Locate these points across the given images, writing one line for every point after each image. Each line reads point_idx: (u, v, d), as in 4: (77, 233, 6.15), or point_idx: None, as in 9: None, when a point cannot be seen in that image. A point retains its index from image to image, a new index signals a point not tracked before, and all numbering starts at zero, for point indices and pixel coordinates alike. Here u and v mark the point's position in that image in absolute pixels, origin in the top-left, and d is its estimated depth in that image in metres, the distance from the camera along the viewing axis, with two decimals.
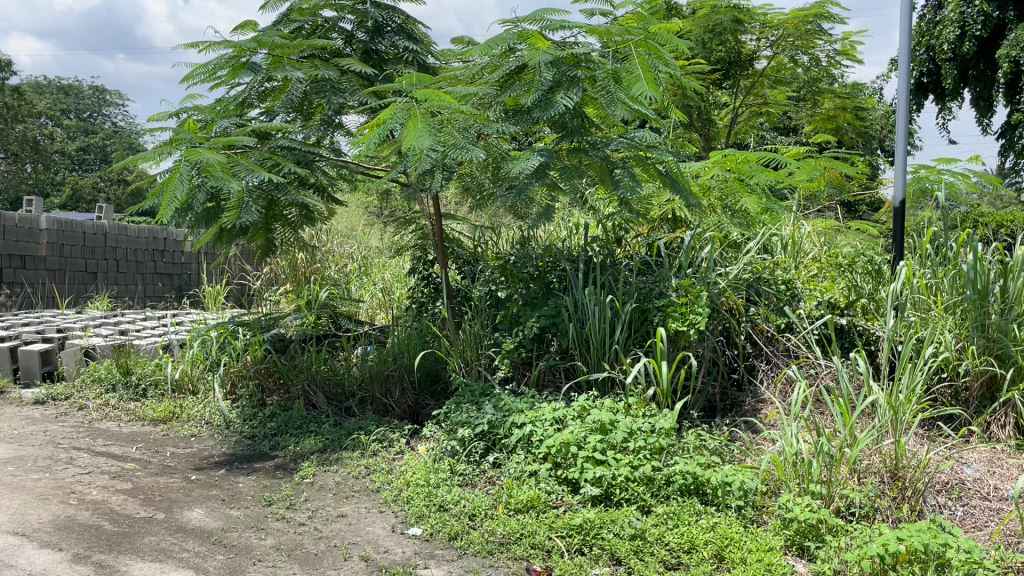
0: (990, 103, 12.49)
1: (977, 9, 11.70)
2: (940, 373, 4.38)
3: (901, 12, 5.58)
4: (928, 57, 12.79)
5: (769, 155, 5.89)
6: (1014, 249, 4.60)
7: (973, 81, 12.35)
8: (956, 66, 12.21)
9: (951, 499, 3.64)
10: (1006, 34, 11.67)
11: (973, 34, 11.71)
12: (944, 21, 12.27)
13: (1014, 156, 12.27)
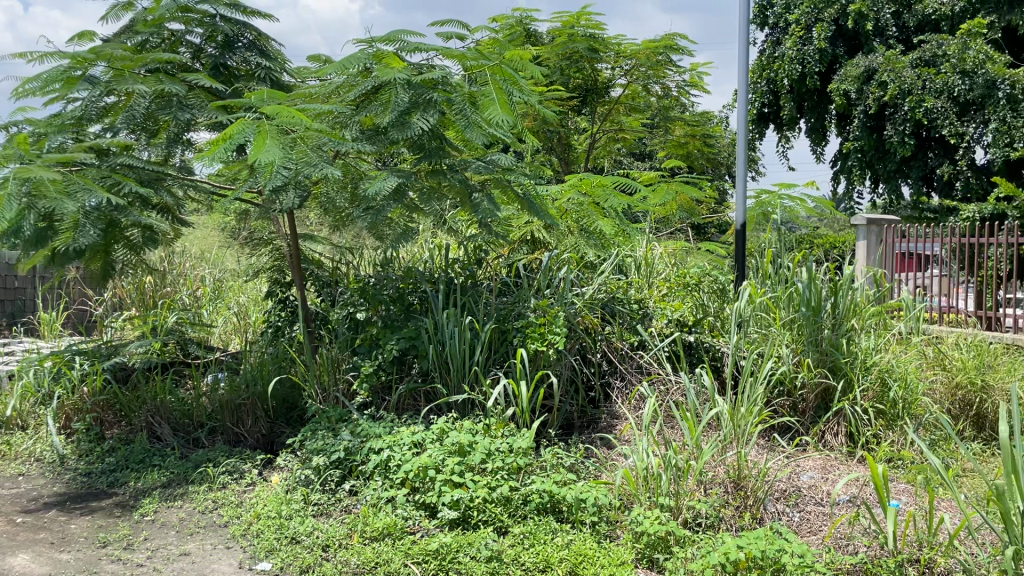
0: (823, 134, 13.59)
1: (815, 48, 12.49)
2: (779, 386, 4.62)
3: (739, 48, 5.93)
4: (768, 89, 13.61)
5: (623, 180, 6.14)
6: (843, 268, 4.94)
7: (809, 112, 13.40)
8: (793, 98, 13.18)
9: (789, 506, 3.84)
10: (839, 68, 12.78)
11: (813, 71, 12.64)
12: (782, 57, 13.06)
13: (846, 181, 13.31)
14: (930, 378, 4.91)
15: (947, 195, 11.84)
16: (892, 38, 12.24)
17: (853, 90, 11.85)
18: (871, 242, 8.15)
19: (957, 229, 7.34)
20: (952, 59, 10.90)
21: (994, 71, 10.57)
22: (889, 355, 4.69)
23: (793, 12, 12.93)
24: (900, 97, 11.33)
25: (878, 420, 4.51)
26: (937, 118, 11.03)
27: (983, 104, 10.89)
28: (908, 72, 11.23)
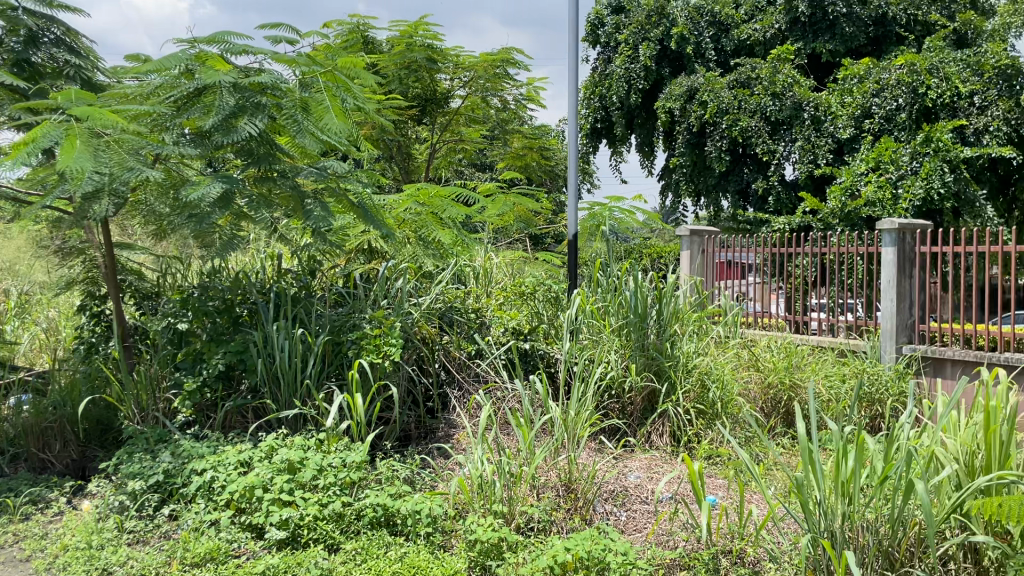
0: (652, 149, 14.27)
1: (641, 66, 13.20)
2: (609, 390, 4.80)
3: (568, 67, 6.13)
4: (601, 106, 14.24)
5: (461, 191, 6.22)
6: (667, 276, 5.19)
7: (639, 129, 14.09)
8: (624, 114, 13.80)
9: (616, 506, 3.97)
10: (664, 87, 13.49)
11: (638, 87, 13.35)
12: (613, 75, 13.73)
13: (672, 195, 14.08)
14: (745, 378, 5.25)
15: (759, 208, 12.43)
16: (711, 61, 13.04)
17: (677, 108, 12.57)
18: (694, 251, 8.64)
19: (770, 240, 7.86)
20: (765, 82, 11.80)
21: (800, 94, 11.56)
22: (708, 359, 4.99)
23: (622, 32, 13.60)
24: (718, 115, 12.08)
25: (699, 419, 4.78)
26: (752, 137, 11.82)
27: (791, 124, 11.77)
28: (726, 92, 11.98)
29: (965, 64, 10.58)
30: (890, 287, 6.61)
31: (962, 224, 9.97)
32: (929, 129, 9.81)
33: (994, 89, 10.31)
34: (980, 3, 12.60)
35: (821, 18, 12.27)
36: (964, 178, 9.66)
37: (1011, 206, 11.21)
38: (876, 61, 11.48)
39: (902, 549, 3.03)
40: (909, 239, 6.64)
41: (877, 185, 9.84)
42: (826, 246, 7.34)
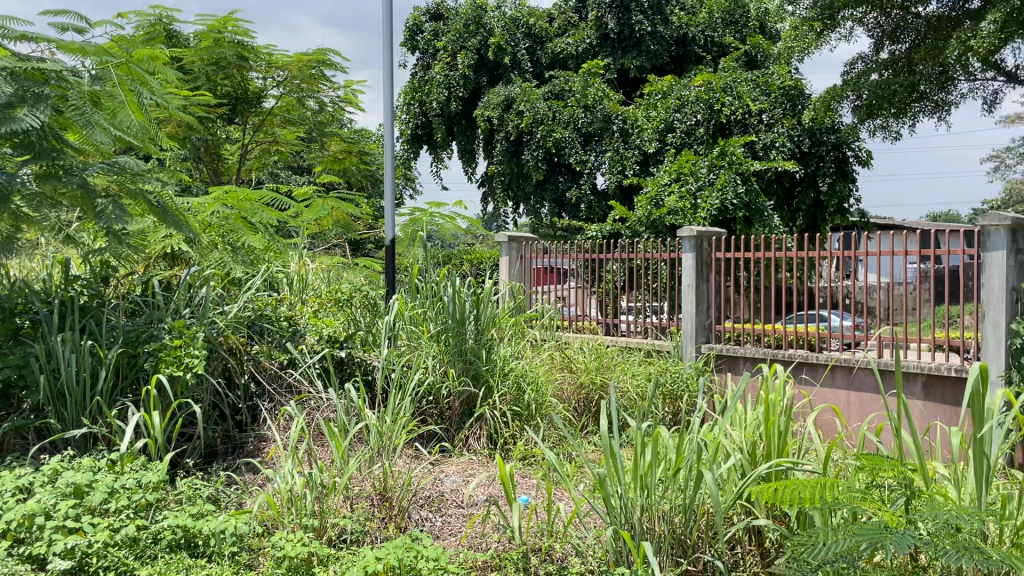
0: (473, 155, 14.40)
1: (459, 74, 13.41)
2: (427, 396, 4.76)
3: (384, 71, 6.07)
4: (420, 112, 14.28)
5: (273, 195, 6.08)
6: (485, 281, 5.24)
7: (458, 135, 14.25)
8: (444, 121, 13.92)
9: (432, 511, 3.96)
10: (481, 96, 13.70)
11: (457, 95, 13.53)
12: (432, 81, 13.81)
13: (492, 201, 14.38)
14: (560, 380, 5.45)
15: (573, 216, 12.85)
16: (528, 71, 13.50)
17: (495, 116, 12.82)
18: (512, 257, 8.90)
19: (583, 246, 8.20)
20: (577, 94, 12.30)
21: (609, 107, 12.13)
22: (523, 362, 5.14)
23: (441, 39, 13.75)
24: (534, 125, 12.45)
25: (514, 421, 4.87)
26: (565, 148, 12.29)
27: (601, 136, 12.30)
28: (541, 104, 12.36)
29: (755, 84, 11.48)
30: (690, 291, 7.06)
31: (753, 232, 10.81)
32: (723, 143, 10.65)
33: (778, 109, 11.29)
34: (768, 28, 13.75)
35: (628, 35, 12.93)
36: (755, 190, 10.51)
37: (793, 220, 11.88)
38: (678, 78, 12.27)
39: (693, 536, 3.24)
40: (707, 245, 7.12)
41: (679, 196, 10.52)
42: (634, 252, 7.73)
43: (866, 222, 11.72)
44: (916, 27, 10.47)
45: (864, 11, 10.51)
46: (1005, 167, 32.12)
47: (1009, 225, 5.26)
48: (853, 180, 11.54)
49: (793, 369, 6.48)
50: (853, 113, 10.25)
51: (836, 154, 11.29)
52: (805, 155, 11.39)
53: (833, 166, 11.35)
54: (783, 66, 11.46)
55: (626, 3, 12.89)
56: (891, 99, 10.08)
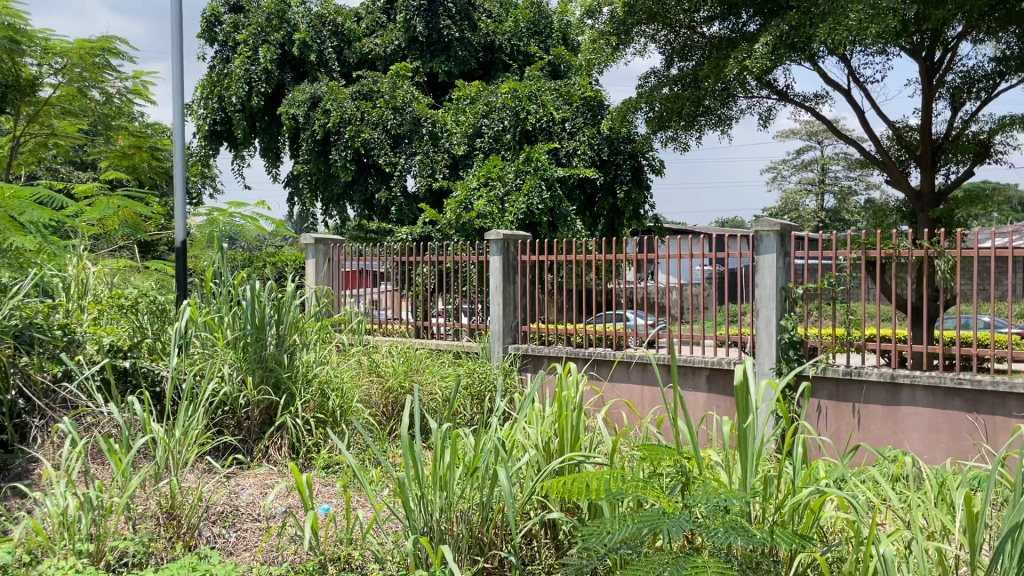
0: (277, 154, 13.95)
1: (262, 68, 12.95)
2: (222, 407, 4.56)
3: (172, 67, 5.85)
4: (220, 107, 13.60)
5: (47, 192, 5.61)
6: (288, 284, 5.01)
7: (261, 133, 13.73)
8: (245, 117, 13.36)
9: (225, 527, 3.77)
10: (286, 93, 13.28)
11: (259, 90, 13.04)
12: (232, 75, 13.21)
13: (299, 203, 14.00)
14: (367, 385, 5.39)
15: (382, 217, 12.75)
16: (334, 71, 13.30)
17: (300, 114, 12.47)
18: (320, 260, 8.73)
19: (394, 249, 8.19)
20: (385, 95, 12.22)
21: (418, 109, 12.14)
22: (328, 367, 5.03)
23: (242, 32, 13.22)
24: (341, 125, 12.24)
25: (317, 428, 4.76)
26: (374, 148, 12.15)
27: (410, 138, 12.32)
28: (348, 103, 12.20)
29: (558, 93, 11.94)
30: (497, 293, 7.21)
31: (557, 236, 11.21)
32: (529, 149, 10.99)
33: (580, 118, 11.81)
34: (570, 40, 14.19)
35: (437, 39, 13.03)
36: (558, 195, 10.96)
37: (594, 225, 12.39)
38: (485, 84, 12.52)
39: (490, 533, 3.30)
40: (513, 248, 7.29)
41: (487, 200, 10.76)
42: (444, 255, 7.83)
43: (659, 227, 12.48)
44: (701, 48, 10.80)
45: (656, 28, 10.81)
46: (781, 178, 35.36)
47: (778, 230, 5.78)
48: (647, 187, 12.26)
49: (592, 365, 6.78)
50: (646, 124, 10.88)
51: (632, 163, 11.90)
52: (604, 163, 11.93)
53: (630, 174, 11.99)
54: (584, 77, 11.97)
55: (432, 7, 13.00)
56: (680, 112, 10.59)
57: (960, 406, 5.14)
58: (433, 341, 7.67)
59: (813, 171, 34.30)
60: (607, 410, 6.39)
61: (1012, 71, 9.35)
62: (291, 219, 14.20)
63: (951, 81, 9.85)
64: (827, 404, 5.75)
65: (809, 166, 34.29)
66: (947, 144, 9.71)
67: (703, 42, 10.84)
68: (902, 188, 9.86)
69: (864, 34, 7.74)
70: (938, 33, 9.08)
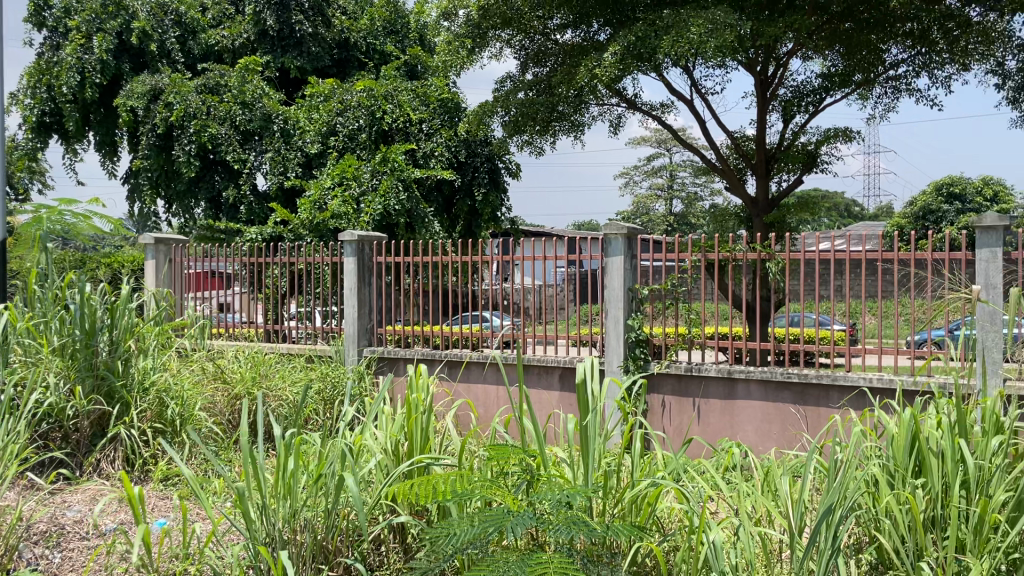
0: (114, 148, 13.25)
1: (96, 58, 12.16)
2: (46, 418, 4.25)
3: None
4: (49, 97, 12.64)
5: None
6: (120, 286, 4.71)
7: (96, 125, 12.95)
8: (77, 108, 12.53)
9: (49, 547, 3.50)
10: (124, 84, 12.55)
11: (93, 81, 12.24)
12: (62, 63, 12.28)
13: (138, 200, 13.28)
14: (210, 392, 5.19)
15: (230, 217, 12.30)
16: (178, 63, 12.73)
17: (139, 107, 11.77)
18: (160, 260, 8.31)
19: (241, 249, 7.91)
20: (233, 90, 11.82)
21: (268, 106, 11.84)
22: (167, 375, 4.80)
23: (73, 18, 12.34)
24: (185, 119, 11.66)
25: (154, 440, 4.55)
26: (221, 144, 11.74)
27: (261, 135, 12.00)
28: (193, 96, 11.64)
29: (414, 95, 11.88)
30: (351, 295, 7.11)
31: (414, 237, 11.19)
32: (385, 149, 10.90)
33: (437, 119, 11.79)
34: (428, 41, 14.19)
35: (288, 34, 12.72)
36: (415, 197, 10.96)
37: (452, 227, 12.41)
38: (339, 82, 12.33)
39: (334, 540, 3.23)
40: (368, 249, 7.20)
41: (342, 200, 10.63)
42: (295, 256, 7.64)
43: (516, 229, 12.67)
44: (554, 55, 11.03)
45: (511, 34, 11.03)
46: (633, 184, 36.79)
47: (626, 233, 6.01)
48: (504, 190, 12.39)
49: (448, 366, 6.79)
50: (503, 128, 11.03)
51: (489, 165, 12.00)
52: (462, 165, 12.02)
53: (487, 176, 12.06)
54: (440, 78, 11.97)
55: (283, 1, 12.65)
56: (535, 118, 10.83)
57: (789, 398, 5.51)
58: (282, 345, 7.47)
59: (662, 177, 35.89)
60: (458, 411, 6.41)
61: (836, 87, 10.13)
62: (131, 217, 13.47)
63: (783, 94, 10.57)
64: (670, 399, 6.01)
65: (659, 172, 35.84)
66: (780, 154, 10.41)
67: (557, 49, 11.03)
68: (739, 194, 10.47)
69: (703, 48, 8.18)
70: (770, 49, 9.70)
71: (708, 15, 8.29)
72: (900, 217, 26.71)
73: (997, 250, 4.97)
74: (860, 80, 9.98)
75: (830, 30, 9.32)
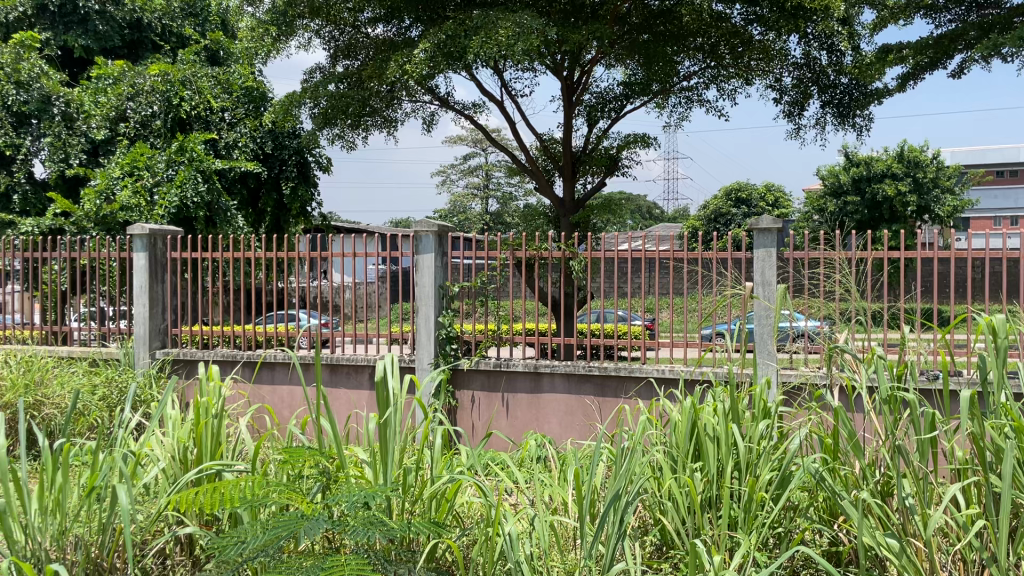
0: None
1: None
2: None
3: None
4: None
5: None
6: None
7: None
8: None
9: None
10: None
11: None
12: None
13: None
14: None
15: None
16: None
17: None
18: None
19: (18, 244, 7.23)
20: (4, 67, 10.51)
21: (48, 87, 10.71)
22: None
23: None
24: None
25: None
26: None
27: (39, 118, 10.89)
28: None
29: (215, 81, 11.45)
30: (143, 293, 6.65)
31: (215, 232, 10.70)
32: (182, 138, 10.38)
33: (240, 108, 11.49)
34: (229, 27, 13.67)
35: (71, 10, 11.82)
36: (216, 189, 10.47)
37: (258, 222, 11.97)
38: (131, 64, 11.58)
39: (111, 557, 2.99)
40: (161, 244, 6.77)
41: (133, 191, 9.96)
42: (80, 252, 7.08)
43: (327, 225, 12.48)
44: (366, 48, 10.88)
45: (320, 23, 10.70)
46: (450, 182, 37.11)
47: (436, 231, 6.03)
48: (314, 184, 12.22)
49: (248, 367, 6.51)
50: (312, 120, 10.67)
51: (297, 159, 11.84)
52: (268, 157, 11.73)
53: (296, 170, 11.89)
54: (245, 67, 11.72)
55: None
56: (345, 111, 10.52)
57: (590, 390, 5.78)
58: (64, 346, 6.99)
59: (478, 176, 36.48)
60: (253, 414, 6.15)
61: (636, 95, 10.71)
62: None
63: (588, 100, 11.03)
64: (479, 395, 6.08)
65: (476, 171, 36.37)
66: (585, 157, 10.83)
67: (368, 42, 10.89)
68: (547, 194, 10.80)
69: (511, 50, 8.34)
70: (576, 56, 10.09)
71: (516, 18, 8.47)
72: (695, 219, 28.74)
73: (772, 250, 5.43)
74: (658, 89, 10.60)
75: (629, 40, 9.87)
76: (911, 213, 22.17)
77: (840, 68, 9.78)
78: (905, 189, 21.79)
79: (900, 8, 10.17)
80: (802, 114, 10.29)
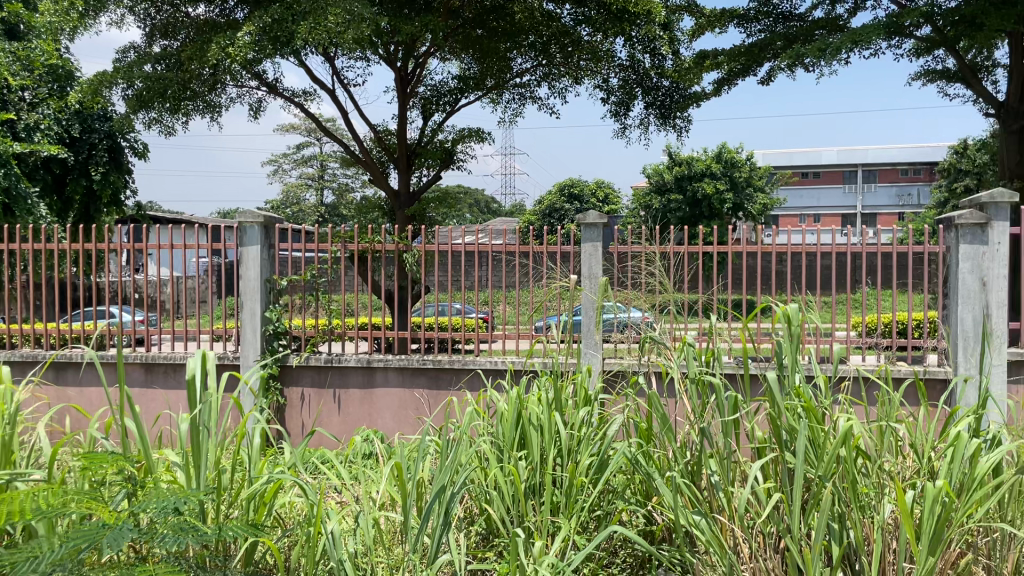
0: None
1: None
2: None
3: None
4: None
5: None
6: None
7: None
8: None
9: None
10: None
11: None
12: None
13: None
14: None
15: None
16: None
17: None
18: None
19: None
20: None
21: None
22: None
23: None
24: None
25: None
26: None
27: None
28: None
29: (13, 56, 10.57)
30: None
31: (13, 221, 9.81)
32: None
33: (43, 88, 10.84)
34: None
35: None
36: (14, 173, 9.45)
37: (65, 211, 11.20)
38: None
39: None
40: None
41: None
42: None
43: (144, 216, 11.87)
44: (184, 28, 10.27)
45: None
46: (283, 173, 35.89)
47: (262, 222, 5.80)
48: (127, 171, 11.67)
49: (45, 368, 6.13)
50: (125, 102, 9.99)
51: (109, 143, 11.28)
52: (74, 142, 11.07)
53: (106, 155, 11.30)
54: (47, 42, 11.01)
55: None
56: (163, 94, 9.92)
57: (422, 384, 5.80)
58: None
59: (312, 167, 35.53)
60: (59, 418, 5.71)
61: (470, 89, 10.78)
62: None
63: (422, 92, 11.00)
64: (309, 392, 5.93)
65: (309, 162, 35.33)
66: (419, 150, 10.78)
67: (189, 22, 10.34)
68: (382, 187, 10.68)
69: (342, 37, 8.19)
70: (410, 48, 10.05)
71: (346, 5, 8.27)
72: (530, 214, 29.38)
73: (598, 243, 5.63)
74: (493, 84, 10.73)
75: (464, 34, 9.98)
76: (727, 210, 23.74)
77: (662, 71, 10.25)
78: (722, 188, 23.33)
79: (717, 16, 10.79)
80: (628, 114, 10.70)
